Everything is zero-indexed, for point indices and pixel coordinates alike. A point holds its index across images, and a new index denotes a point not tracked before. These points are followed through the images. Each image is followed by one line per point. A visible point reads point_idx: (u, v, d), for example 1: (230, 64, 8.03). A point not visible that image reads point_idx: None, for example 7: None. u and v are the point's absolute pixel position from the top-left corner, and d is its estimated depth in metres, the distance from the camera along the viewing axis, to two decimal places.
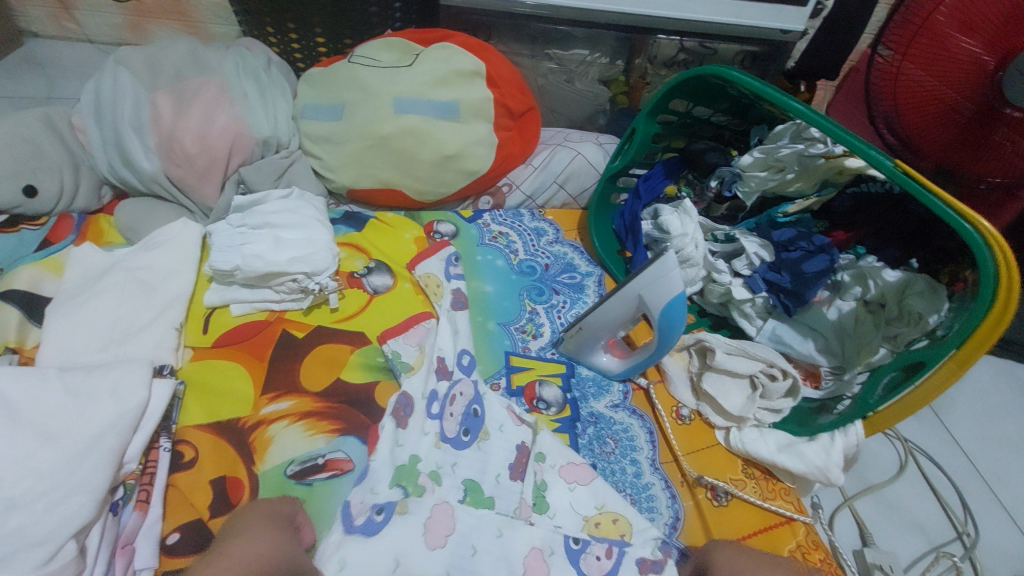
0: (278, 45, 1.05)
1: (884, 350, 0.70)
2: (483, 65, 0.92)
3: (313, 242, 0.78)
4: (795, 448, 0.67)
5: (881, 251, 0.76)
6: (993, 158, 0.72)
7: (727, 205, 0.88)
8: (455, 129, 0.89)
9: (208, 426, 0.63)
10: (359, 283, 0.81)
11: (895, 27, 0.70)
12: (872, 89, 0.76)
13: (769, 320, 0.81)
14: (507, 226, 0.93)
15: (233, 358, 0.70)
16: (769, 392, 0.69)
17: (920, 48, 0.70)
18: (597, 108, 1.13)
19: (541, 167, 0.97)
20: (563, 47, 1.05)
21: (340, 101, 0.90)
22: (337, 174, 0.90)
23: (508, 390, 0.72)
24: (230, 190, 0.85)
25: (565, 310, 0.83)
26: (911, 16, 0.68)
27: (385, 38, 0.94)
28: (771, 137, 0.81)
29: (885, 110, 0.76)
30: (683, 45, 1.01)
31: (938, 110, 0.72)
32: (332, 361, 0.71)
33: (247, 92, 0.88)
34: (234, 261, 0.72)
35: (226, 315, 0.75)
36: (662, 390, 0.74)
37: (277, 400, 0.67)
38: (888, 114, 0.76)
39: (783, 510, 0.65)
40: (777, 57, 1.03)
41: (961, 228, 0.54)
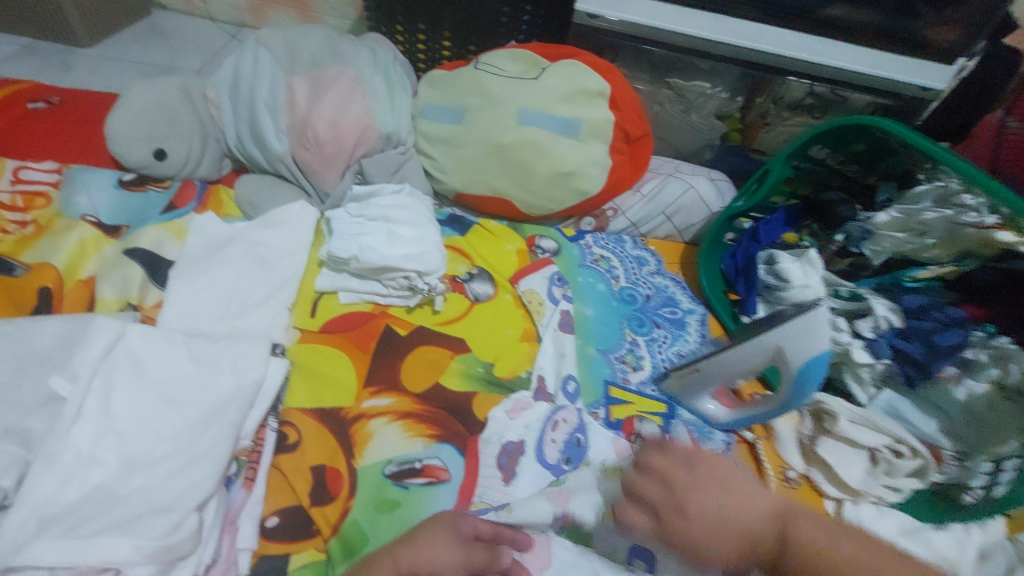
0: (402, 43, 1.06)
1: (1015, 442, 0.65)
2: (607, 86, 0.91)
3: (425, 241, 0.78)
4: (921, 535, 0.61)
5: (1015, 334, 0.68)
6: None
7: (850, 260, 0.84)
8: (575, 146, 0.88)
9: (312, 411, 0.63)
10: (462, 288, 0.80)
11: None
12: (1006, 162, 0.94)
13: (885, 390, 0.76)
14: (609, 251, 0.92)
15: (338, 346, 0.70)
16: (894, 469, 0.64)
17: None
18: (706, 142, 1.11)
19: (649, 197, 0.95)
20: (683, 77, 1.03)
21: (462, 106, 0.91)
22: (449, 176, 0.90)
23: (607, 422, 0.69)
24: (349, 179, 0.86)
25: (666, 346, 0.80)
26: None
27: (512, 49, 0.95)
28: (910, 197, 0.77)
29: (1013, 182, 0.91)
30: (813, 89, 0.97)
31: None
32: (433, 364, 0.70)
33: (376, 87, 0.90)
34: (353, 250, 0.73)
35: (333, 302, 0.75)
36: (768, 448, 0.69)
37: (378, 395, 0.66)
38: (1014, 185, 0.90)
39: None
40: (908, 114, 0.98)
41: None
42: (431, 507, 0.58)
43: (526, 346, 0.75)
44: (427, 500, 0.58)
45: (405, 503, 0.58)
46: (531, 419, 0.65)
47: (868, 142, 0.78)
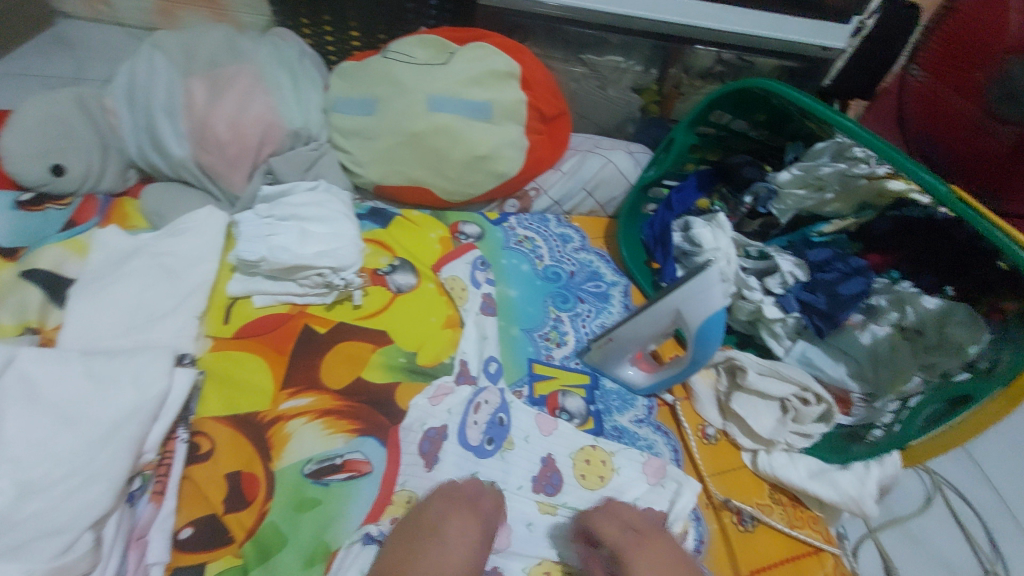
0: (311, 37, 1.03)
1: (917, 379, 0.68)
2: (517, 67, 0.91)
3: (339, 236, 0.76)
4: (828, 475, 0.64)
5: (916, 276, 0.74)
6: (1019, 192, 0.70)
7: (760, 222, 0.86)
8: (487, 130, 0.87)
9: (227, 418, 0.63)
10: (383, 281, 0.79)
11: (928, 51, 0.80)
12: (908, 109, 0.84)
13: (798, 341, 0.79)
14: (533, 231, 0.92)
15: (254, 350, 0.69)
16: (801, 416, 0.67)
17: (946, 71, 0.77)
18: (626, 116, 1.12)
19: (569, 173, 0.97)
20: (597, 53, 1.03)
21: (371, 96, 0.89)
22: (365, 169, 0.89)
23: (531, 399, 0.70)
24: (257, 179, 0.84)
25: (589, 319, 0.82)
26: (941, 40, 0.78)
27: (420, 35, 0.93)
28: (810, 154, 0.79)
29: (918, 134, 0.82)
30: (720, 57, 0.99)
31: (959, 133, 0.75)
32: (353, 359, 0.70)
33: (280, 83, 0.87)
34: (261, 252, 0.71)
35: (247, 306, 0.73)
36: (687, 408, 0.73)
37: (297, 396, 0.65)
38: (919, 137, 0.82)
39: (811, 540, 0.63)
40: (815, 73, 1.02)
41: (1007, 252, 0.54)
42: (352, 502, 0.58)
43: (449, 332, 0.75)
44: (349, 495, 0.58)
45: (325, 500, 0.58)
46: (454, 404, 0.65)
47: (767, 113, 0.81)
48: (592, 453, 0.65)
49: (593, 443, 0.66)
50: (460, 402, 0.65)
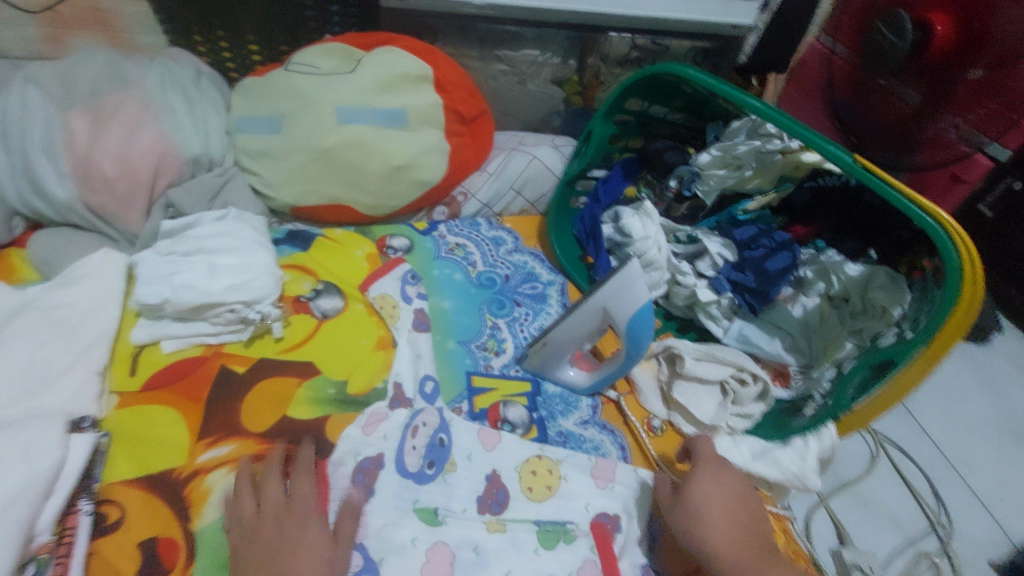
0: (207, 54, 0.97)
1: (850, 345, 0.69)
2: (430, 69, 0.87)
3: (252, 266, 0.72)
4: (770, 454, 0.64)
5: (840, 244, 0.76)
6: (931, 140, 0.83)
7: (687, 205, 0.86)
8: (404, 138, 0.84)
9: (138, 480, 0.58)
10: (306, 307, 0.74)
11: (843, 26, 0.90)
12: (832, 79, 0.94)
13: (735, 320, 0.79)
14: (465, 237, 0.90)
15: (165, 402, 0.64)
16: (741, 397, 0.67)
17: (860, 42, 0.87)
18: (551, 109, 1.10)
19: (496, 174, 0.94)
20: (512, 48, 1.01)
21: (277, 112, 0.84)
22: (278, 191, 0.84)
23: (471, 415, 0.68)
24: (156, 216, 0.77)
25: (527, 323, 0.80)
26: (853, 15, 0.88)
27: (323, 44, 0.88)
28: (727, 134, 0.80)
29: (842, 100, 0.93)
30: (634, 42, 0.99)
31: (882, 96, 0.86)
32: (278, 398, 0.65)
33: (173, 107, 0.81)
34: (163, 293, 0.66)
35: (157, 353, 0.68)
36: (632, 402, 0.72)
37: (216, 445, 0.61)
38: (843, 103, 0.93)
39: None
40: (727, 52, 1.03)
41: (918, 218, 0.53)
42: None
43: (382, 353, 0.71)
44: None
45: None
46: (389, 428, 0.62)
47: (685, 98, 0.83)
48: (537, 462, 0.63)
49: (537, 452, 0.64)
50: (396, 425, 0.62)
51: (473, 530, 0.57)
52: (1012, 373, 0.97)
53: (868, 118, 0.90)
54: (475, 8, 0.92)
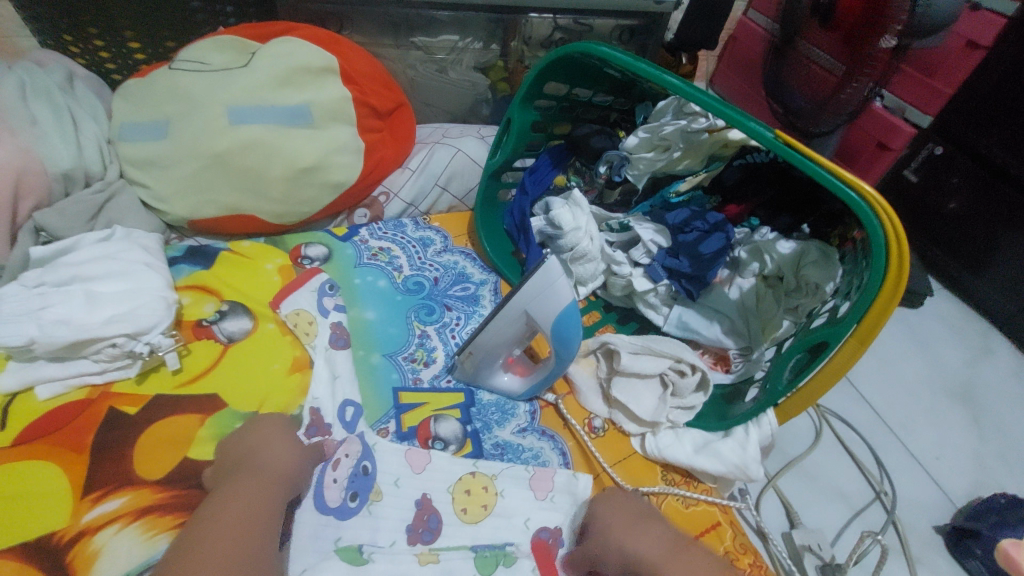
0: (82, 56, 0.86)
1: (787, 323, 0.68)
2: (335, 60, 0.80)
3: (139, 292, 0.64)
4: (711, 447, 0.62)
5: (773, 220, 0.75)
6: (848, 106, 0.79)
7: (619, 190, 0.83)
8: (309, 137, 0.77)
9: (12, 550, 0.50)
10: (208, 332, 0.67)
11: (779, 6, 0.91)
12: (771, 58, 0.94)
13: (674, 306, 0.76)
14: (388, 240, 0.84)
15: (40, 457, 0.55)
16: (681, 389, 0.64)
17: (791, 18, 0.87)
18: (476, 97, 1.05)
19: (419, 170, 0.88)
20: (428, 34, 0.94)
21: (163, 116, 0.75)
22: (172, 204, 0.76)
23: (399, 435, 0.63)
24: (25, 241, 0.68)
25: (459, 328, 0.75)
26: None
27: (213, 37, 0.80)
28: (653, 115, 0.77)
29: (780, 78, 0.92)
30: (557, 23, 0.94)
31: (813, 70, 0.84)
32: (176, 438, 0.58)
33: (35, 116, 0.71)
34: (29, 333, 0.58)
35: (31, 400, 0.59)
36: (571, 402, 0.68)
37: (104, 499, 0.54)
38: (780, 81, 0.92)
39: (710, 513, 0.61)
40: (654, 30, 0.99)
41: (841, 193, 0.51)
42: None
43: (297, 376, 0.65)
44: None
45: None
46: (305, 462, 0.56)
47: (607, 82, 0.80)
48: (471, 481, 0.59)
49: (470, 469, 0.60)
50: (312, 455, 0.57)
51: (400, 565, 0.52)
52: (944, 334, 0.99)
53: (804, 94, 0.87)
54: None
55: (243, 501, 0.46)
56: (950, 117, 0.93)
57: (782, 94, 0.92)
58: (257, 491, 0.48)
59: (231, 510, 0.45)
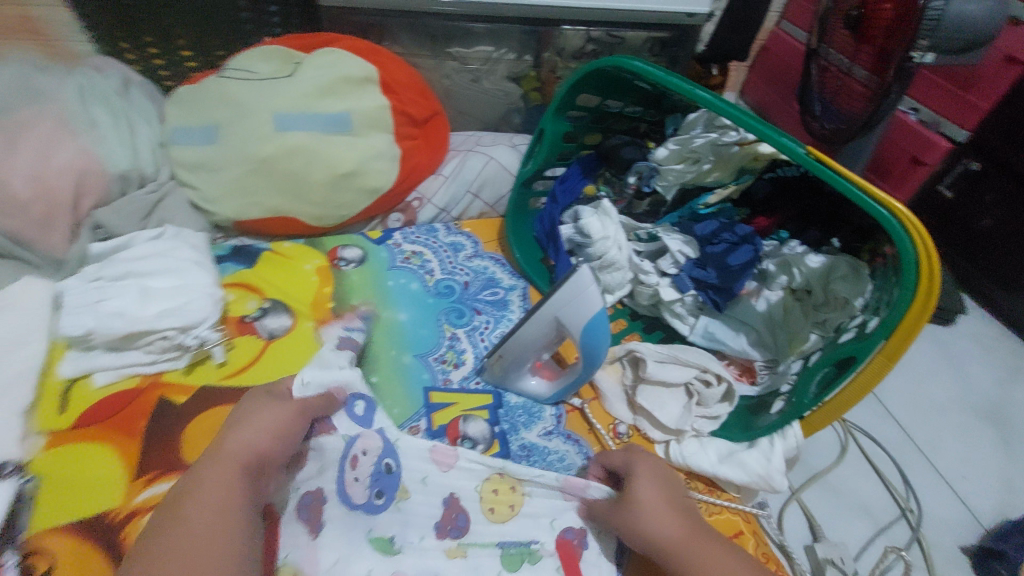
0: (136, 60, 0.91)
1: (814, 337, 0.68)
2: (374, 70, 0.84)
3: (189, 288, 0.67)
4: (735, 457, 0.62)
5: (802, 234, 0.75)
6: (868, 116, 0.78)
7: (648, 201, 0.83)
8: (350, 143, 0.80)
9: (71, 526, 0.53)
10: (252, 328, 0.71)
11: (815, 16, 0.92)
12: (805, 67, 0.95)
13: (701, 317, 0.78)
14: (421, 244, 0.86)
15: (97, 440, 0.59)
16: (705, 399, 0.65)
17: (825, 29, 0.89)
18: (508, 106, 1.07)
19: (451, 177, 0.90)
20: (464, 45, 0.97)
21: (212, 122, 0.79)
22: (219, 205, 0.79)
23: (429, 432, 0.65)
24: (85, 238, 0.72)
25: (488, 331, 0.77)
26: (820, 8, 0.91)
27: (261, 47, 0.84)
28: (684, 127, 0.78)
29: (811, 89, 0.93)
30: (590, 35, 0.96)
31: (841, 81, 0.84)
32: (220, 427, 0.62)
33: (96, 121, 0.75)
34: (88, 324, 0.62)
35: (88, 387, 0.63)
36: (597, 408, 0.69)
37: (155, 482, 0.57)
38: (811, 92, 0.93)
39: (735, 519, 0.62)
40: (685, 42, 1.00)
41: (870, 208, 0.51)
42: None
43: None
44: None
45: None
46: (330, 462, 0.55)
47: (638, 92, 0.80)
48: (499, 481, 0.60)
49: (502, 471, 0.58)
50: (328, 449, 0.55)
51: (428, 559, 0.55)
52: (976, 352, 0.97)
53: (834, 106, 0.87)
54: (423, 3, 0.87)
55: (200, 505, 0.42)
56: (984, 133, 0.90)
57: (816, 111, 0.92)
58: (216, 493, 0.44)
59: (193, 512, 0.42)
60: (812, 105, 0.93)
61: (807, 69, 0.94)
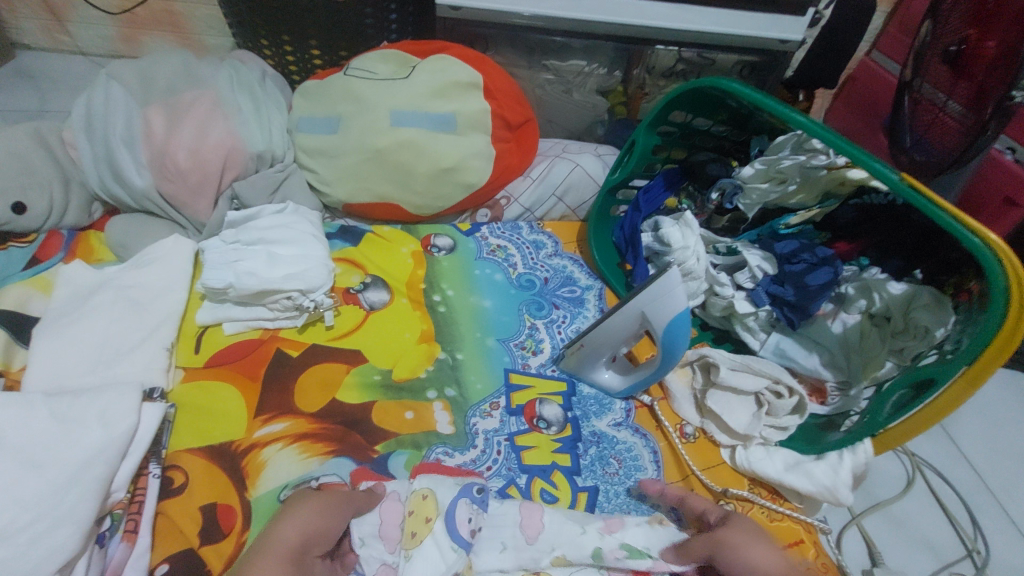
0: (272, 57, 1.03)
1: (890, 364, 0.69)
2: (480, 77, 0.91)
3: (309, 258, 0.76)
4: (803, 466, 0.65)
5: (884, 262, 0.76)
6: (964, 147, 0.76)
7: (729, 217, 0.87)
8: (453, 141, 0.87)
9: (202, 450, 0.62)
10: (355, 299, 0.79)
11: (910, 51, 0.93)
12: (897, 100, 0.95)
13: (772, 334, 0.79)
14: (506, 239, 0.92)
15: (224, 379, 0.68)
16: (775, 409, 0.68)
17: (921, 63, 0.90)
18: (594, 118, 1.12)
19: (539, 179, 0.96)
20: (560, 58, 1.03)
21: (335, 114, 0.88)
22: (333, 188, 0.89)
23: (508, 409, 0.70)
24: (224, 206, 0.83)
25: (565, 325, 0.82)
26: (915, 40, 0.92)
27: (381, 50, 0.93)
28: (771, 148, 0.79)
29: (900, 123, 0.92)
30: (681, 55, 1.00)
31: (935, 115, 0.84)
32: (327, 382, 0.70)
33: (241, 106, 0.87)
34: (228, 279, 0.71)
35: (218, 334, 0.73)
36: (665, 407, 0.73)
37: (271, 422, 0.65)
38: (901, 126, 0.92)
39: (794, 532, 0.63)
40: (776, 67, 1.02)
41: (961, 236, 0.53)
42: None
43: (425, 346, 0.75)
44: None
45: None
46: (415, 523, 0.57)
47: (727, 112, 0.83)
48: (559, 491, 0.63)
49: (599, 544, 0.58)
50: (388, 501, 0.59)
51: (505, 529, 0.59)
52: None
53: (925, 139, 0.86)
54: (525, 20, 0.95)
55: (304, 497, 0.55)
56: None
57: (904, 146, 0.91)
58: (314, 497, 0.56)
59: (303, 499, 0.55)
60: (903, 139, 0.91)
61: (897, 104, 0.95)
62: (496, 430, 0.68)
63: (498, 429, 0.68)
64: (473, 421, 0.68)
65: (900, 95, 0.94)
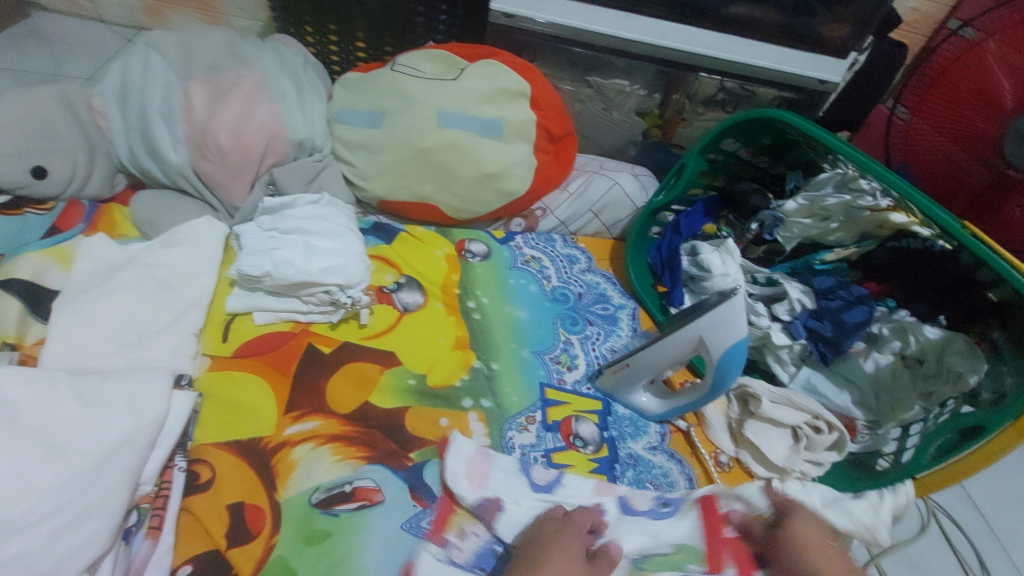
0: (315, 45, 1.01)
1: (918, 407, 0.69)
2: (528, 86, 0.89)
3: (347, 252, 0.73)
4: (842, 504, 0.67)
5: (911, 305, 0.76)
6: (1000, 218, 0.84)
7: (765, 248, 0.86)
8: (497, 147, 0.86)
9: (228, 445, 0.59)
10: (389, 299, 0.77)
11: (914, 95, 0.90)
12: (893, 142, 0.95)
13: (803, 367, 0.80)
14: (540, 251, 0.91)
15: (253, 371, 0.66)
16: (814, 443, 0.70)
17: (932, 112, 0.88)
18: (628, 138, 1.13)
19: (577, 194, 0.95)
20: (603, 76, 1.04)
21: (379, 108, 0.86)
22: (371, 183, 0.86)
23: (544, 425, 0.70)
24: (259, 191, 0.81)
25: (599, 343, 0.81)
26: (926, 81, 0.88)
27: (428, 49, 0.91)
28: (814, 183, 0.79)
29: (901, 160, 0.94)
30: (723, 85, 0.99)
31: (952, 170, 0.87)
32: (362, 381, 0.68)
33: (285, 92, 0.84)
34: (265, 267, 0.67)
35: (247, 323, 0.70)
36: (700, 433, 0.74)
37: (302, 420, 0.63)
38: (903, 164, 0.94)
39: None
40: (812, 105, 1.00)
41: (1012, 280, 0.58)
42: (363, 533, 0.56)
43: (460, 353, 0.74)
44: (360, 526, 0.56)
45: (337, 531, 0.55)
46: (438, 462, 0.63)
47: (774, 137, 0.82)
48: (576, 457, 0.68)
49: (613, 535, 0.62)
50: (472, 462, 0.62)
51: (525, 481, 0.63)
52: None
53: (936, 183, 0.90)
54: (539, 24, 0.94)
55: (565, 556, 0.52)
56: None
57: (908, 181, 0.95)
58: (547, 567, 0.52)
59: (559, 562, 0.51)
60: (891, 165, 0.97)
61: (892, 141, 0.95)
62: (533, 446, 0.68)
63: (535, 445, 0.68)
64: (510, 434, 0.68)
65: (931, 144, 0.89)
